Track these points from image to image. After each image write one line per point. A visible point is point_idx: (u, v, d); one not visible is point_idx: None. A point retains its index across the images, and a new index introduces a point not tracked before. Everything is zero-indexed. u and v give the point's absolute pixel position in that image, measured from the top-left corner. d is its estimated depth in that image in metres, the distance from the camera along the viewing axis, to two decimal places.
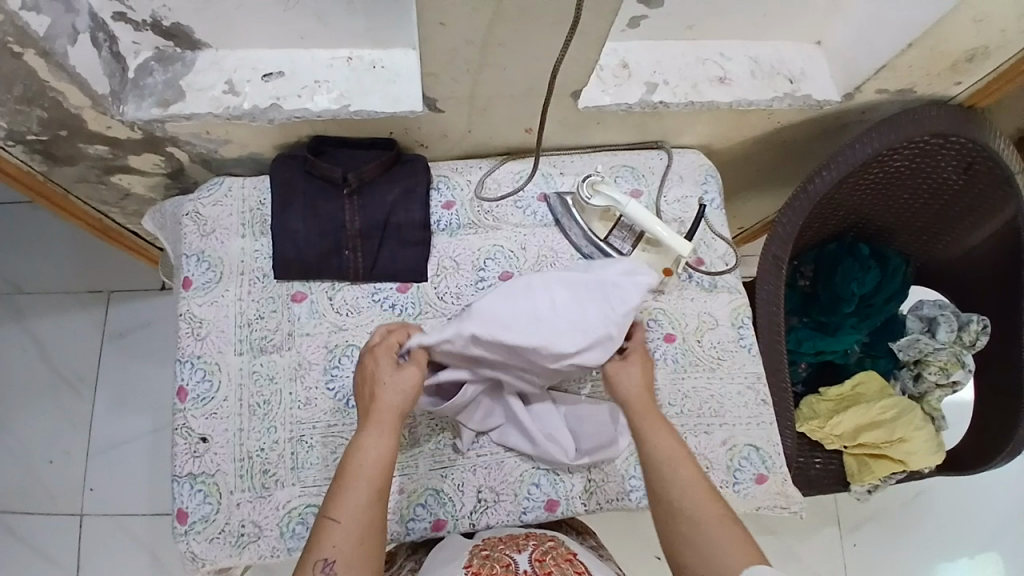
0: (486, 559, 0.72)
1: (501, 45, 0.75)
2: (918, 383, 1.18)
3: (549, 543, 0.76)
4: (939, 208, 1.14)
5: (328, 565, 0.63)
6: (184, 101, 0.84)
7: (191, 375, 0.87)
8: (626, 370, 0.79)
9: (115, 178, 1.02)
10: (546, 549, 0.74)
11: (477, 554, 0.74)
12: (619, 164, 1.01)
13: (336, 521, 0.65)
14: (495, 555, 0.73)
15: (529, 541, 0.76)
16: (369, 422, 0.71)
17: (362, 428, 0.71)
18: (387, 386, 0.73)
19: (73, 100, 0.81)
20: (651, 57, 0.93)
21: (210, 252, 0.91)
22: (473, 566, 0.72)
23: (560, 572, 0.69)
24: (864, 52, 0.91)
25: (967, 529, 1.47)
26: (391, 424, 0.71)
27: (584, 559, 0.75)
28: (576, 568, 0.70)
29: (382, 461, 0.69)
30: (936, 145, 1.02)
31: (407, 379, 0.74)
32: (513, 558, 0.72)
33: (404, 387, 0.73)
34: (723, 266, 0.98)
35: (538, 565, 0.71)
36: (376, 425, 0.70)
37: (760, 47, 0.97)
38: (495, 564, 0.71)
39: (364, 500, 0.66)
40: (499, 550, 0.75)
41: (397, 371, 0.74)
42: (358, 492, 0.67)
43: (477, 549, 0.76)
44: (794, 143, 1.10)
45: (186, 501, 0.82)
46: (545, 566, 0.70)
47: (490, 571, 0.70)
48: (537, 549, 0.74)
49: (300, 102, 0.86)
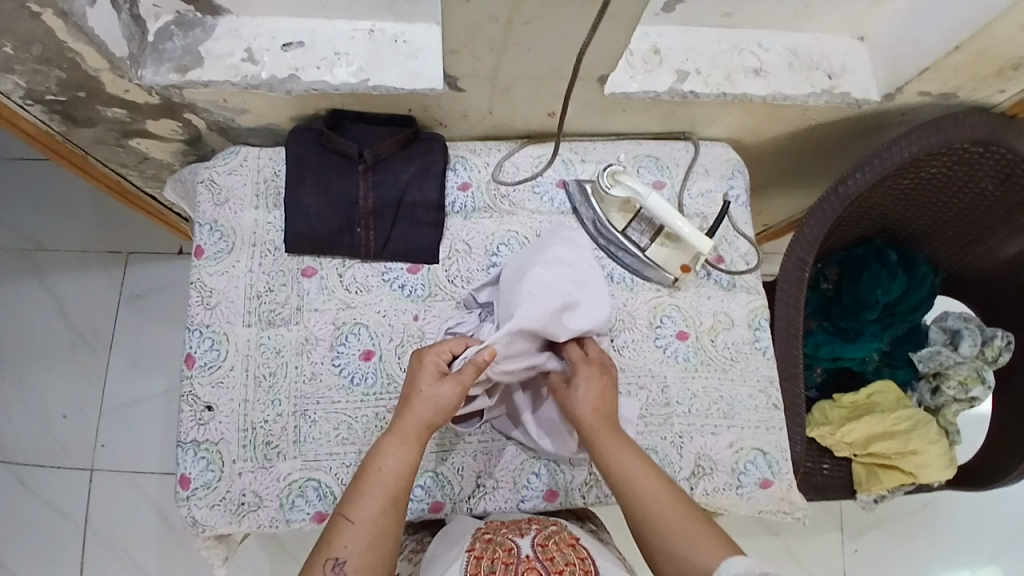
0: (488, 544, 0.72)
1: (526, 24, 0.72)
2: (935, 396, 1.14)
3: (552, 527, 0.76)
4: (974, 220, 1.09)
5: (337, 565, 0.64)
6: (202, 67, 0.83)
7: (199, 343, 0.87)
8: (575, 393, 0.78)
9: (134, 141, 1.02)
10: (548, 534, 0.74)
11: (480, 538, 0.74)
12: (643, 154, 0.98)
13: (350, 522, 0.66)
14: (498, 539, 0.73)
15: (532, 525, 0.76)
16: (395, 428, 0.72)
17: (389, 437, 0.71)
18: (421, 407, 0.72)
19: (91, 62, 0.81)
20: (683, 44, 0.90)
21: (223, 221, 0.91)
22: (476, 550, 0.71)
23: (562, 558, 0.69)
24: (912, 49, 0.87)
25: (976, 544, 1.44)
26: (419, 438, 0.71)
27: (586, 543, 0.75)
28: (579, 553, 0.71)
29: (400, 475, 0.69)
30: (975, 154, 0.97)
31: (446, 397, 0.72)
32: (515, 542, 0.72)
33: (439, 407, 0.72)
34: (743, 265, 0.95)
35: (541, 550, 0.70)
36: (402, 437, 0.71)
37: (800, 38, 0.92)
38: (498, 548, 0.71)
39: (379, 507, 0.67)
40: (501, 533, 0.74)
41: (437, 385, 0.73)
42: (374, 500, 0.68)
43: (479, 534, 0.75)
44: (827, 142, 1.05)
45: (189, 467, 0.83)
46: (548, 552, 0.70)
47: (494, 556, 0.70)
48: (540, 533, 0.74)
49: (318, 74, 0.84)
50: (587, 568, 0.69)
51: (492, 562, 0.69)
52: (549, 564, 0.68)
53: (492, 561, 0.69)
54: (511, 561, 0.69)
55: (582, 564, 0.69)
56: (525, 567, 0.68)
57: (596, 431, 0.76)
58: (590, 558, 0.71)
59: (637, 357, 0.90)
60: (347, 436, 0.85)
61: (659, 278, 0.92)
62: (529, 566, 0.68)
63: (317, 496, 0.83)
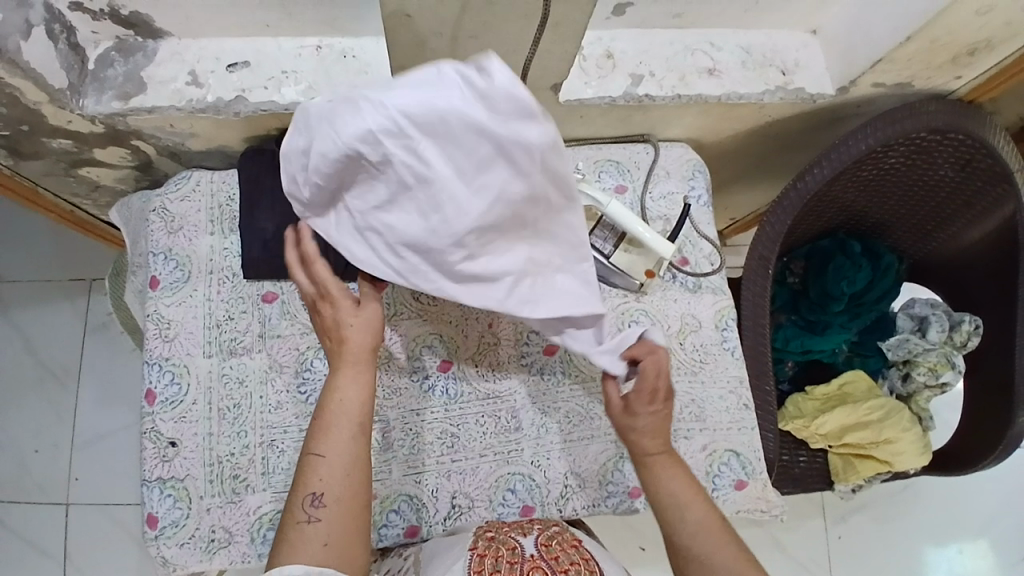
0: (491, 542, 0.68)
1: (473, 37, 0.71)
2: (907, 383, 1.16)
3: (554, 527, 0.72)
4: (935, 203, 1.11)
5: (315, 499, 0.65)
6: (145, 93, 0.81)
7: (159, 377, 0.85)
8: (633, 421, 0.74)
9: (83, 171, 0.99)
10: (552, 534, 0.70)
11: (482, 535, 0.70)
12: (604, 159, 0.97)
13: (321, 456, 0.67)
14: (500, 537, 0.69)
15: (535, 524, 0.72)
16: (342, 364, 0.70)
17: (342, 377, 0.69)
18: (365, 322, 0.70)
19: (29, 96, 0.78)
20: (636, 46, 0.89)
21: (177, 250, 0.89)
22: (478, 548, 0.67)
23: (567, 558, 0.65)
24: (862, 42, 0.87)
25: (956, 521, 1.47)
26: (366, 366, 0.70)
27: (590, 546, 0.71)
28: (583, 553, 0.66)
29: (364, 404, 0.69)
30: (933, 142, 0.98)
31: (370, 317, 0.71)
32: (519, 541, 0.68)
33: (370, 327, 0.70)
34: (708, 267, 0.95)
35: (545, 550, 0.66)
36: (358, 372, 0.70)
37: (752, 35, 0.92)
38: (501, 547, 0.67)
39: (346, 437, 0.68)
40: (503, 531, 0.71)
41: (361, 312, 0.70)
42: (343, 431, 0.68)
43: (482, 530, 0.72)
44: (785, 138, 1.06)
45: (156, 505, 0.81)
46: (552, 551, 0.66)
47: (497, 554, 0.66)
48: (543, 532, 0.70)
49: (265, 94, 0.82)
50: (593, 568, 0.65)
51: (495, 560, 0.65)
52: (554, 562, 0.64)
53: (496, 560, 0.66)
54: (514, 561, 0.65)
55: (586, 564, 0.65)
56: (529, 566, 0.64)
57: (652, 459, 0.74)
58: (595, 559, 0.66)
59: None
60: None
61: (625, 284, 0.91)
62: (533, 566, 0.64)
63: None
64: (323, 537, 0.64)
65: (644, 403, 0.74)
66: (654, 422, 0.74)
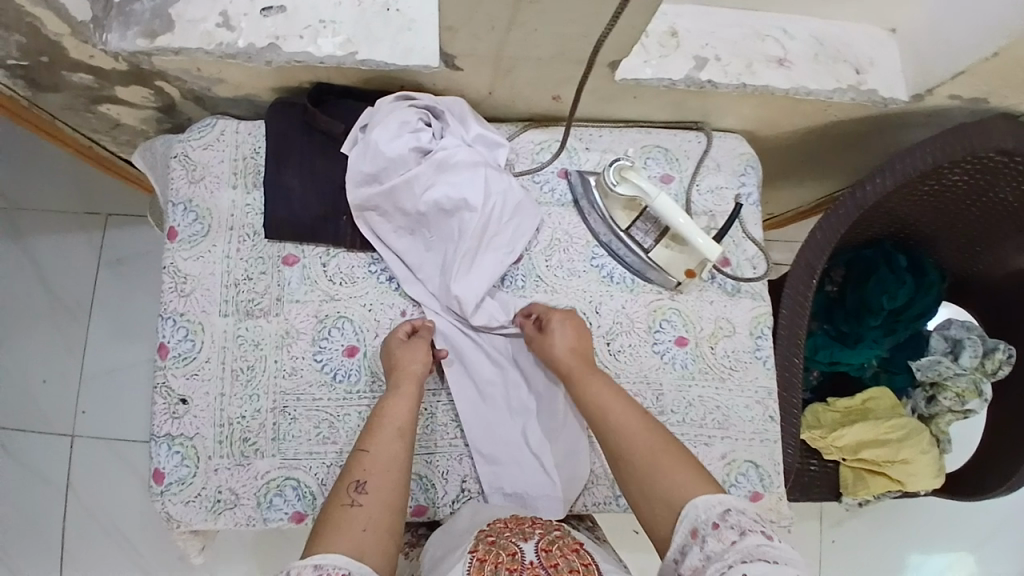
0: (492, 546, 0.65)
1: (531, 4, 0.64)
2: (930, 406, 1.11)
3: (556, 530, 0.68)
4: (990, 224, 1.04)
5: (360, 486, 0.66)
6: (173, 33, 0.75)
7: (173, 332, 0.82)
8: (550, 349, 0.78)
9: (103, 107, 0.94)
10: (552, 538, 0.66)
11: (482, 538, 0.67)
12: (652, 145, 0.91)
13: (368, 450, 0.69)
14: (501, 541, 0.66)
15: (535, 527, 0.68)
16: (393, 383, 0.75)
17: (393, 389, 0.75)
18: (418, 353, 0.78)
19: (51, 26, 0.73)
20: (702, 26, 0.83)
21: (197, 201, 0.85)
22: (478, 551, 0.64)
23: (567, 565, 0.63)
24: (944, 48, 0.80)
25: (956, 540, 1.46)
26: (416, 381, 0.76)
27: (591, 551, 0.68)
28: (584, 559, 0.64)
29: (410, 412, 0.73)
30: (1000, 162, 0.91)
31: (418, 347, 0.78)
32: (520, 546, 0.64)
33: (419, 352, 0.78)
34: (750, 270, 0.90)
35: (545, 556, 0.63)
36: (406, 386, 0.75)
37: (827, 25, 0.85)
38: (502, 552, 0.64)
39: (391, 437, 0.71)
40: (506, 534, 0.67)
41: (410, 342, 0.79)
42: (390, 431, 0.71)
43: (483, 533, 0.68)
44: (845, 139, 0.99)
45: (163, 461, 0.80)
46: (551, 558, 0.63)
47: (497, 560, 0.63)
48: (544, 536, 0.66)
49: (301, 44, 0.76)
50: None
51: (495, 566, 0.63)
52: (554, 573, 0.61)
53: (496, 566, 0.63)
54: (514, 569, 0.62)
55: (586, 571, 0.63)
56: None
57: (580, 374, 0.76)
58: (595, 564, 0.64)
59: (632, 364, 0.86)
60: (327, 435, 0.82)
61: (661, 280, 0.88)
62: None
63: (297, 495, 0.80)
64: (364, 521, 0.63)
65: (552, 322, 0.79)
66: (568, 339, 0.78)
